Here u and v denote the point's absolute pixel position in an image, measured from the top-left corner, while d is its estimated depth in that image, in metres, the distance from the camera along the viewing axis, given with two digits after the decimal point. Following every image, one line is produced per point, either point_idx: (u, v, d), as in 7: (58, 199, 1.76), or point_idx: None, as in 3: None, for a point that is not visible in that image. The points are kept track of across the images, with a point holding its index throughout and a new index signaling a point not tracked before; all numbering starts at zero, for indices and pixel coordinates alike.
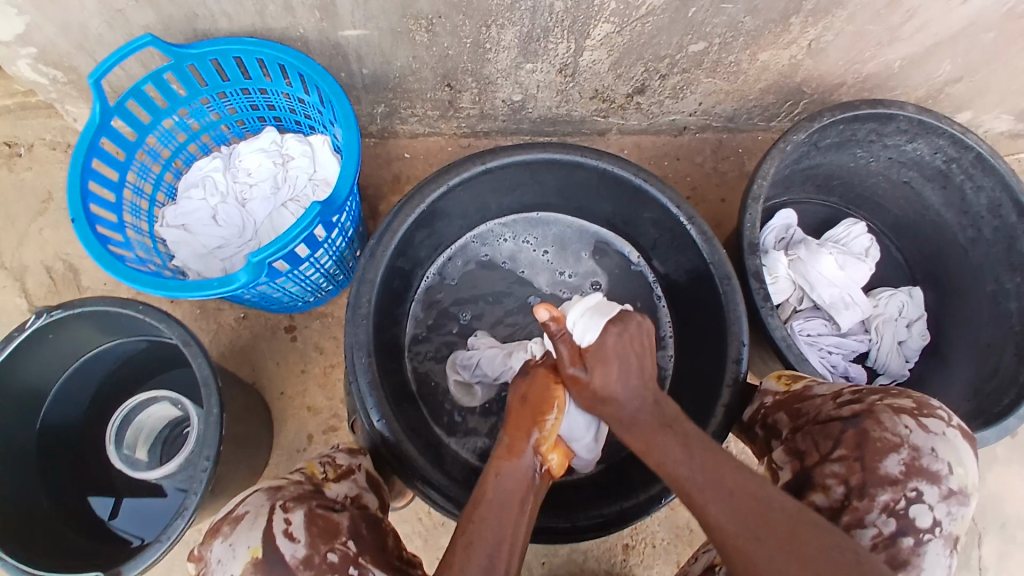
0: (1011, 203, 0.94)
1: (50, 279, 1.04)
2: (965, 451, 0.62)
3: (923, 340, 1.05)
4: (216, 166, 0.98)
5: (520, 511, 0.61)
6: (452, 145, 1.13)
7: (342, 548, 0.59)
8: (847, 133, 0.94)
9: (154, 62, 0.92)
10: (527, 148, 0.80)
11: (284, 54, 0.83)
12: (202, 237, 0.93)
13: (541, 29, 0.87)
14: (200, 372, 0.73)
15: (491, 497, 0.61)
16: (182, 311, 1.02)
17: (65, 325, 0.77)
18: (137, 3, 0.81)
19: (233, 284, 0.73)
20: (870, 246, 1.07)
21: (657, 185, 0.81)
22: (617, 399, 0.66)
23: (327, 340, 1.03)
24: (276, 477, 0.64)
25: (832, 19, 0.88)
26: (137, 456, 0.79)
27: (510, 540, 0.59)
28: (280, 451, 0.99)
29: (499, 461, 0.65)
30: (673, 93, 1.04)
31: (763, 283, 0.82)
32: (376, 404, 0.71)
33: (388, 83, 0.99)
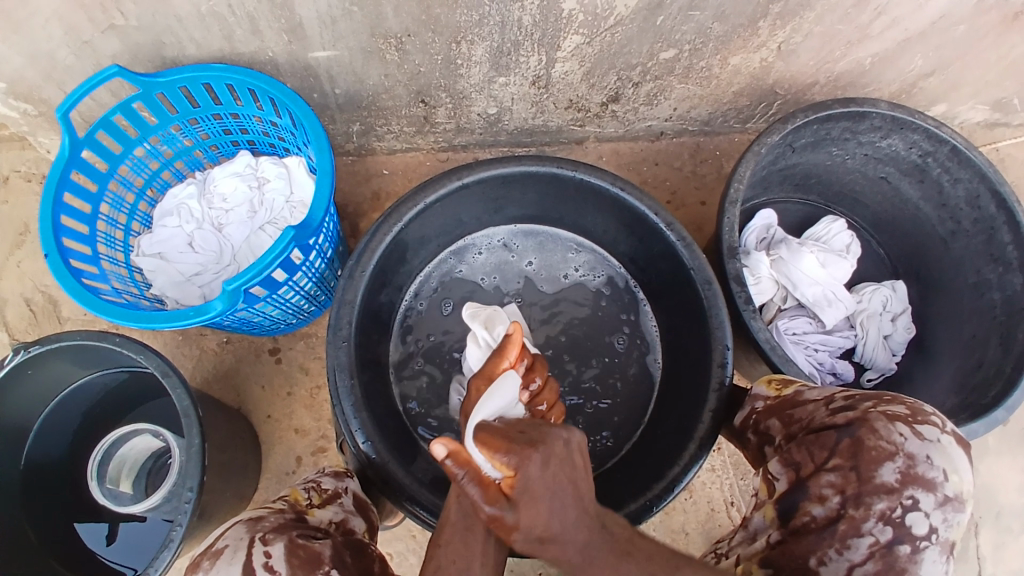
0: (988, 194, 0.94)
1: (30, 311, 1.03)
2: (959, 458, 0.62)
3: (908, 334, 1.05)
4: (190, 192, 0.97)
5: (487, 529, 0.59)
6: (430, 159, 1.13)
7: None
8: (821, 133, 0.95)
9: (124, 91, 0.92)
10: (502, 161, 0.80)
11: (253, 79, 0.83)
12: (178, 264, 0.92)
13: (511, 43, 0.87)
14: (180, 403, 0.72)
15: (455, 519, 0.60)
16: (164, 339, 1.01)
17: (44, 360, 0.76)
18: (105, 33, 0.80)
19: (209, 313, 0.71)
20: (850, 243, 1.08)
21: (634, 193, 0.81)
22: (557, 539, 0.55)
23: (313, 362, 1.02)
24: (258, 507, 0.63)
25: (801, 21, 0.89)
26: (121, 490, 0.79)
27: (479, 559, 0.57)
28: (269, 475, 0.98)
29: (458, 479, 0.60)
30: (647, 100, 1.04)
31: (744, 286, 0.82)
32: (361, 427, 0.71)
33: (361, 101, 0.98)
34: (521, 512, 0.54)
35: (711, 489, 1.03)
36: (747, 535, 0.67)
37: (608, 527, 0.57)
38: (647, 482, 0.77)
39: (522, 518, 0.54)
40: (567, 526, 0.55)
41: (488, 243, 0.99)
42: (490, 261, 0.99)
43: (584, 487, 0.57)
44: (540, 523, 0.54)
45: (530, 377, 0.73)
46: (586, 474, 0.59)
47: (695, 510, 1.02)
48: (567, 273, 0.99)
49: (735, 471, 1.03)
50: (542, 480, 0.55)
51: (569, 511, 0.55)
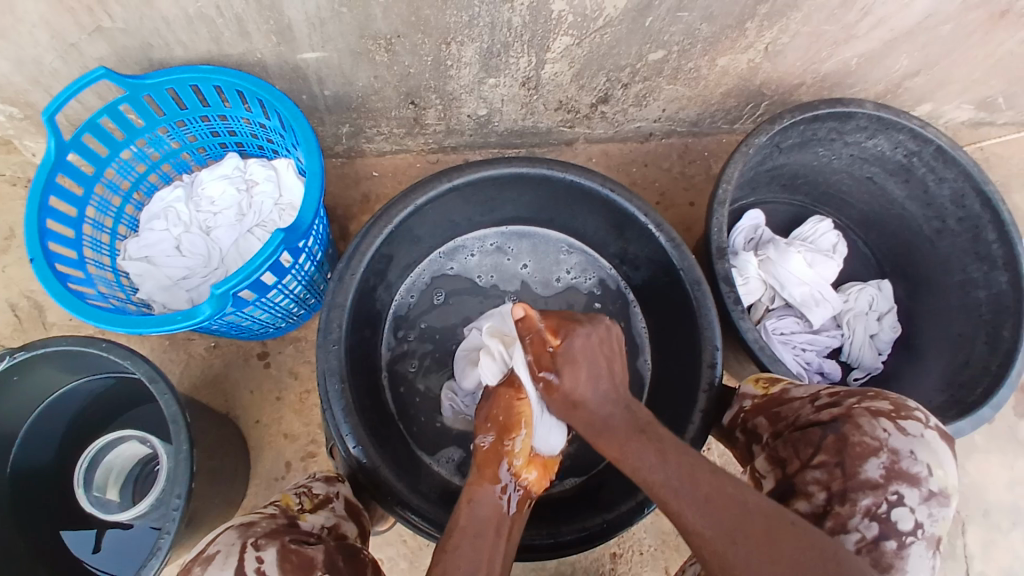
0: (974, 193, 0.95)
1: (16, 317, 1.02)
2: (943, 453, 0.63)
3: (895, 333, 1.06)
4: (178, 195, 0.96)
5: (496, 538, 0.60)
6: (420, 161, 1.13)
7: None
8: (809, 133, 0.96)
9: (110, 93, 0.91)
10: (492, 163, 0.80)
11: (241, 81, 0.82)
12: (166, 268, 0.91)
13: (501, 45, 0.87)
14: (167, 410, 0.71)
15: (465, 524, 0.60)
16: (151, 344, 1.01)
17: (30, 367, 0.76)
18: (90, 36, 0.80)
19: (198, 317, 0.71)
20: (837, 242, 1.09)
21: (624, 194, 0.81)
22: (586, 404, 0.65)
23: (302, 366, 1.02)
24: (249, 512, 0.62)
25: (788, 22, 0.90)
26: (108, 498, 0.79)
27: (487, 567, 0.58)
28: (258, 481, 0.97)
29: (472, 487, 0.64)
30: (637, 101, 1.05)
31: (732, 287, 0.82)
32: (351, 431, 0.70)
33: (350, 103, 0.98)
34: (564, 376, 0.65)
35: None
36: None
37: (632, 409, 0.65)
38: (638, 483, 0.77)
39: (567, 374, 0.65)
40: (600, 389, 0.65)
41: (480, 245, 0.99)
42: (483, 262, 0.99)
43: (617, 370, 0.68)
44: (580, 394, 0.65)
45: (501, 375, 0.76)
46: (619, 361, 0.69)
47: None
48: (560, 275, 1.00)
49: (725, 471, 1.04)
50: (583, 347, 0.66)
51: (601, 385, 0.66)
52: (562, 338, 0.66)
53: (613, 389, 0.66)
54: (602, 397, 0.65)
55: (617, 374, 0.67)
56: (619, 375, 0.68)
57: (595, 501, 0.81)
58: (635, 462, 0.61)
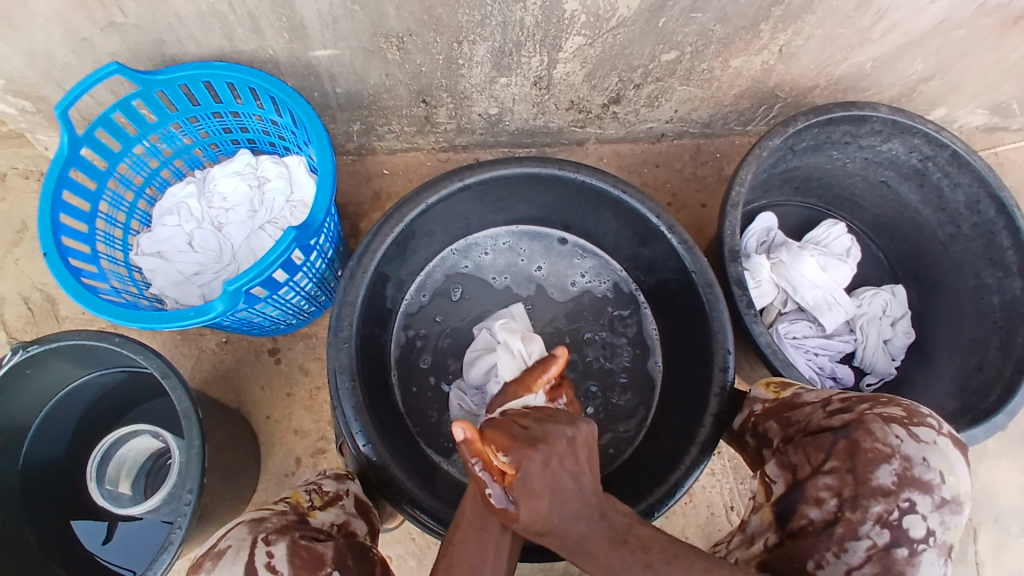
0: (988, 198, 0.94)
1: (28, 311, 1.02)
2: (956, 460, 0.62)
3: (907, 339, 1.06)
4: (190, 191, 0.96)
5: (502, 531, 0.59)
6: (431, 159, 1.13)
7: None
8: (822, 136, 0.95)
9: (123, 88, 0.91)
10: (504, 162, 0.80)
11: (254, 78, 0.82)
12: (178, 264, 0.91)
13: (513, 44, 0.87)
14: (179, 405, 0.72)
15: (469, 518, 0.60)
16: (162, 339, 1.01)
17: (43, 361, 0.76)
18: (104, 31, 0.80)
19: (209, 314, 0.71)
20: (851, 246, 1.08)
21: (636, 195, 0.81)
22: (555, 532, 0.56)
23: (312, 362, 1.02)
24: (260, 508, 0.62)
25: (802, 24, 0.89)
26: (120, 491, 0.79)
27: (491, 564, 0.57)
28: (268, 476, 0.98)
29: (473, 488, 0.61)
30: (648, 102, 1.04)
31: (745, 290, 0.82)
32: (362, 430, 0.71)
33: (362, 101, 0.98)
34: (521, 508, 0.55)
35: (711, 492, 1.03)
36: (745, 539, 0.68)
37: (606, 517, 0.57)
38: (648, 486, 0.77)
39: (522, 510, 0.55)
40: (567, 518, 0.55)
41: (493, 244, 0.99)
42: (498, 260, 0.99)
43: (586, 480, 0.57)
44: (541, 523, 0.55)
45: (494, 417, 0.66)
46: (592, 469, 0.58)
47: (695, 514, 1.02)
48: (574, 279, 0.99)
49: (735, 474, 1.03)
50: (541, 478, 0.55)
51: (570, 505, 0.56)
52: (513, 465, 0.55)
53: (581, 503, 0.56)
54: (570, 519, 0.56)
55: (586, 485, 0.57)
56: (591, 482, 0.57)
57: None
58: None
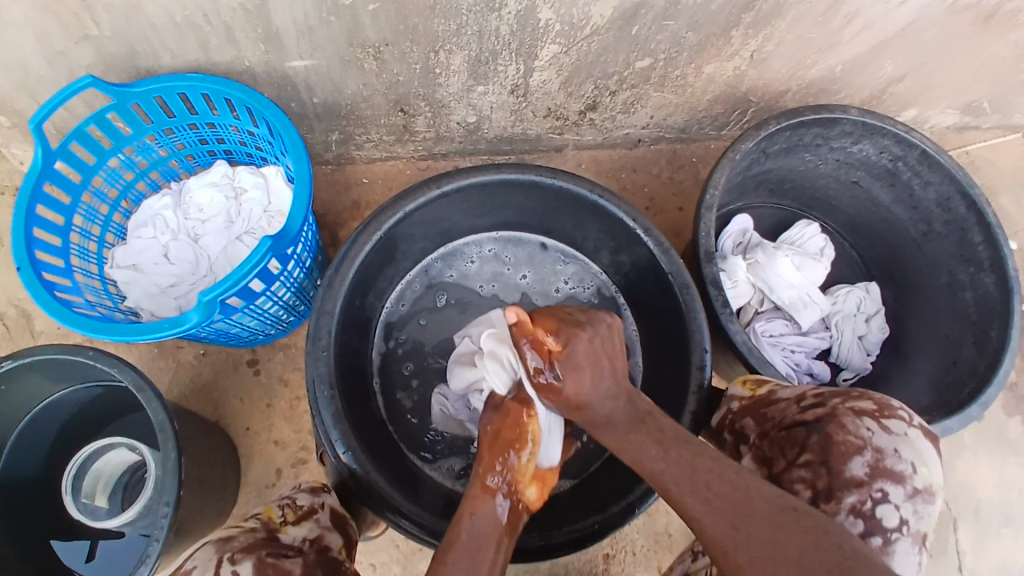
0: (959, 196, 0.96)
1: (2, 327, 1.01)
2: (927, 451, 0.63)
3: (883, 333, 1.07)
4: (166, 203, 0.96)
5: (496, 553, 0.58)
6: (410, 168, 1.13)
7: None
8: (794, 138, 0.97)
9: (98, 101, 0.91)
10: (481, 170, 0.80)
11: (230, 88, 0.82)
12: (154, 276, 0.91)
13: (489, 52, 0.88)
14: (155, 417, 0.71)
15: (464, 539, 0.58)
16: (139, 352, 1.00)
17: (15, 376, 0.75)
18: (79, 43, 0.80)
19: (185, 325, 0.70)
20: (824, 245, 1.10)
21: (612, 199, 0.82)
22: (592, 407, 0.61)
23: (292, 373, 1.01)
24: (229, 526, 0.62)
25: (772, 30, 0.91)
26: (96, 505, 0.78)
27: None
28: (248, 489, 0.97)
29: (472, 500, 0.61)
30: (624, 108, 1.06)
31: (720, 290, 0.83)
32: (340, 437, 0.70)
33: (340, 110, 0.98)
34: (566, 379, 0.61)
35: None
36: None
37: (634, 401, 0.62)
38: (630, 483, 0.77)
39: (568, 384, 0.61)
40: (604, 394, 0.61)
41: (479, 252, 1.00)
42: (483, 268, 1.00)
43: (619, 366, 0.63)
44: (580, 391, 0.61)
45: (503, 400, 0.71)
46: (623, 355, 0.65)
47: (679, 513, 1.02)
48: (558, 286, 1.00)
49: None
50: (587, 352, 0.61)
51: (605, 381, 0.61)
52: (563, 342, 0.61)
53: (616, 384, 0.62)
54: (607, 397, 0.61)
55: (619, 369, 0.63)
56: (621, 366, 0.64)
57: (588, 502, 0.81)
58: (637, 455, 0.59)
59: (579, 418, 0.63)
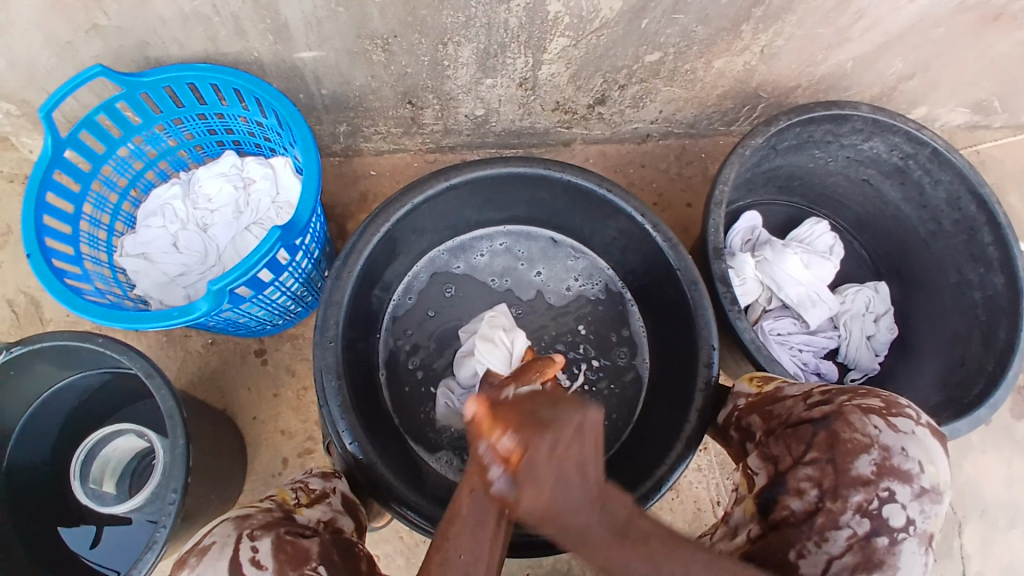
0: (968, 195, 0.96)
1: (12, 314, 1.02)
2: (935, 449, 0.63)
3: (891, 334, 1.07)
4: (175, 193, 0.96)
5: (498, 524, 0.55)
6: (418, 160, 1.13)
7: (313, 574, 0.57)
8: (804, 135, 0.96)
9: (107, 91, 0.91)
10: (489, 162, 0.80)
11: (238, 79, 0.82)
12: (162, 265, 0.91)
13: (498, 45, 0.88)
14: (164, 404, 0.71)
15: (464, 514, 0.56)
16: (148, 341, 1.01)
17: (25, 363, 0.76)
18: (88, 35, 0.80)
19: (194, 313, 0.71)
20: (834, 244, 1.09)
21: (621, 193, 0.82)
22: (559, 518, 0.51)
23: (299, 364, 1.02)
24: (245, 506, 0.62)
25: (783, 25, 0.90)
26: (104, 490, 0.79)
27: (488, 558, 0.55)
28: (255, 477, 0.97)
29: (471, 476, 0.56)
30: (633, 103, 1.05)
31: (728, 286, 0.83)
32: (348, 428, 0.71)
33: (348, 102, 0.98)
34: (522, 491, 0.51)
35: (698, 488, 1.03)
36: (728, 532, 0.68)
37: (608, 506, 0.53)
38: (635, 481, 0.78)
39: (525, 494, 0.51)
40: (571, 507, 0.51)
41: (490, 247, 1.00)
42: (492, 263, 1.00)
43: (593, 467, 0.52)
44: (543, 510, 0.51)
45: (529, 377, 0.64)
46: (599, 456, 0.53)
47: (683, 509, 1.02)
48: (569, 283, 1.00)
49: (722, 469, 1.04)
50: (549, 463, 0.50)
51: (573, 492, 0.51)
52: (522, 448, 0.50)
53: (587, 495, 0.51)
54: (576, 507, 0.51)
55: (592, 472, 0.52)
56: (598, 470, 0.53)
57: None
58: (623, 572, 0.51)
59: (547, 530, 0.53)
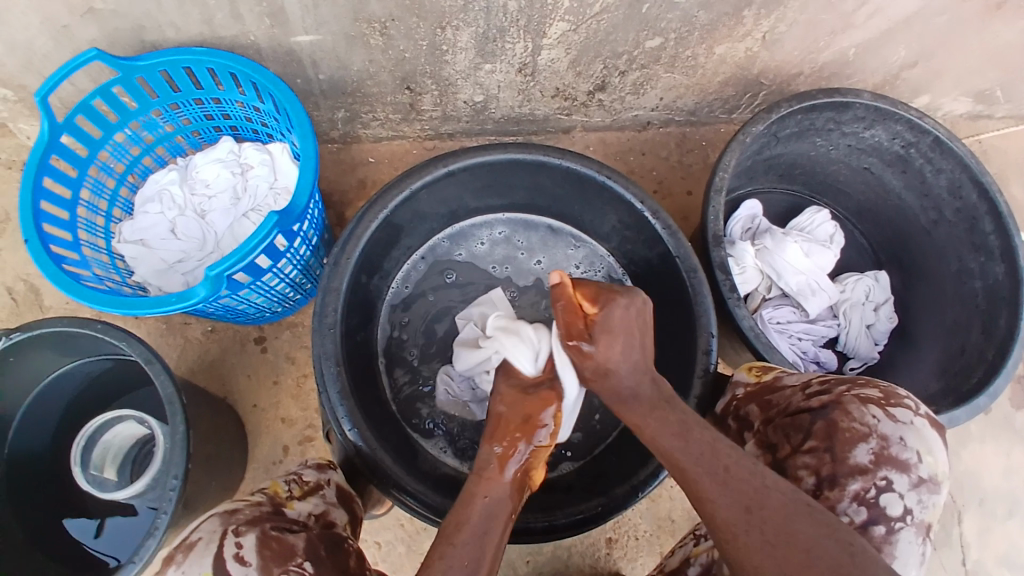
0: (970, 183, 0.95)
1: (11, 301, 1.02)
2: (934, 440, 0.63)
3: (891, 322, 1.07)
4: (172, 178, 0.96)
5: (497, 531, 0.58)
6: (417, 147, 1.12)
7: (297, 571, 0.57)
8: (805, 123, 0.95)
9: (103, 75, 0.91)
10: (488, 149, 0.79)
11: (234, 63, 0.82)
12: (161, 252, 0.91)
13: (497, 29, 0.87)
14: (164, 390, 0.71)
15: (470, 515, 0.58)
16: (147, 328, 1.00)
17: (26, 348, 0.76)
18: (83, 19, 0.79)
19: (192, 299, 0.71)
20: (834, 233, 1.08)
21: (620, 180, 0.81)
22: (618, 372, 0.64)
23: (298, 351, 1.01)
24: (235, 499, 0.62)
25: (784, 11, 0.89)
26: (105, 477, 0.79)
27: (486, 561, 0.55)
28: (255, 465, 0.97)
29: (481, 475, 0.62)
30: (634, 89, 1.05)
31: (728, 274, 0.83)
32: (347, 415, 0.71)
33: (347, 87, 0.98)
34: (597, 343, 0.65)
35: None
36: None
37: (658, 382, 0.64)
38: (634, 467, 0.78)
39: (599, 347, 0.65)
40: (629, 366, 0.64)
41: (490, 235, 1.00)
42: (493, 251, 1.00)
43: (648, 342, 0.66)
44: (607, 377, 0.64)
45: (546, 391, 0.69)
46: (642, 333, 0.65)
47: (682, 498, 1.02)
48: (569, 271, 0.99)
49: None
50: (620, 320, 0.65)
51: (633, 355, 0.64)
52: (597, 308, 0.66)
53: (643, 360, 0.65)
54: (631, 370, 0.64)
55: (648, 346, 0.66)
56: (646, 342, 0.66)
57: (592, 485, 0.81)
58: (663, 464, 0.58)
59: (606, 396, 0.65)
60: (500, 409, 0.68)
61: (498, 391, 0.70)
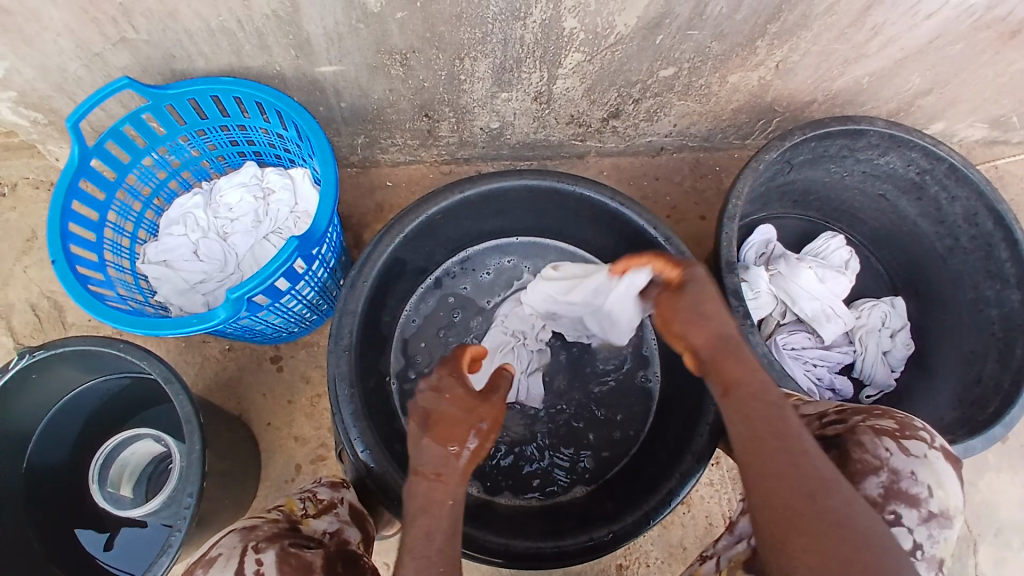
0: (986, 212, 0.95)
1: (36, 317, 1.04)
2: (947, 475, 0.62)
3: (907, 350, 1.06)
4: (196, 202, 0.98)
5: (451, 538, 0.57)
6: (433, 172, 1.15)
7: None
8: (819, 150, 0.96)
9: (133, 102, 0.93)
10: (504, 176, 0.81)
11: (262, 92, 0.84)
12: (184, 272, 0.93)
13: (514, 60, 0.89)
14: (181, 409, 0.73)
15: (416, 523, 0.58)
16: (167, 346, 1.02)
17: (49, 365, 0.77)
18: (115, 46, 0.82)
19: (213, 321, 0.73)
20: (849, 258, 1.08)
21: (633, 207, 0.82)
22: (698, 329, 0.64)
23: (314, 370, 1.03)
24: (253, 516, 0.63)
25: (798, 41, 0.90)
26: (121, 494, 0.80)
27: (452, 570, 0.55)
28: (268, 483, 0.98)
29: (422, 478, 0.60)
30: (648, 116, 1.06)
31: (741, 300, 0.83)
32: (360, 436, 0.72)
33: (366, 114, 1.00)
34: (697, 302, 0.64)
35: (709, 503, 1.02)
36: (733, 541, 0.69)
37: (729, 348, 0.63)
38: (643, 494, 0.78)
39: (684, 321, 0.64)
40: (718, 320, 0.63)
41: (497, 264, 1.02)
42: (498, 279, 1.01)
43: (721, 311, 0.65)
44: (710, 337, 0.62)
45: (491, 401, 0.67)
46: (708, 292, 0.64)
47: (693, 525, 1.02)
48: None
49: (733, 485, 1.03)
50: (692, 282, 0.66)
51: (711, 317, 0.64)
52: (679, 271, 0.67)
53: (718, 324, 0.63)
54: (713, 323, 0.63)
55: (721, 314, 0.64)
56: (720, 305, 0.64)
57: (604, 509, 0.82)
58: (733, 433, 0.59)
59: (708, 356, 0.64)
60: (447, 408, 0.64)
61: (450, 388, 0.66)
